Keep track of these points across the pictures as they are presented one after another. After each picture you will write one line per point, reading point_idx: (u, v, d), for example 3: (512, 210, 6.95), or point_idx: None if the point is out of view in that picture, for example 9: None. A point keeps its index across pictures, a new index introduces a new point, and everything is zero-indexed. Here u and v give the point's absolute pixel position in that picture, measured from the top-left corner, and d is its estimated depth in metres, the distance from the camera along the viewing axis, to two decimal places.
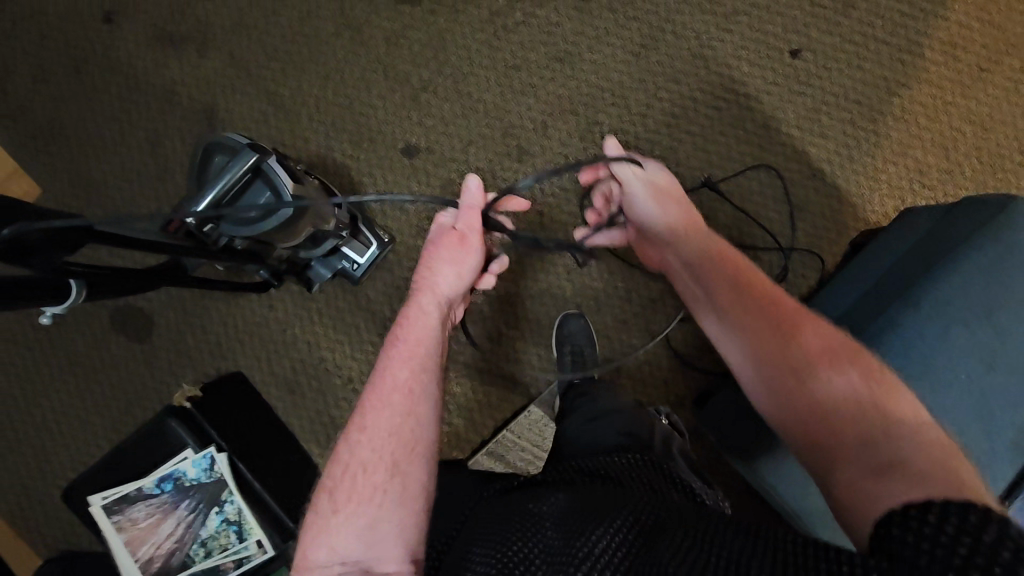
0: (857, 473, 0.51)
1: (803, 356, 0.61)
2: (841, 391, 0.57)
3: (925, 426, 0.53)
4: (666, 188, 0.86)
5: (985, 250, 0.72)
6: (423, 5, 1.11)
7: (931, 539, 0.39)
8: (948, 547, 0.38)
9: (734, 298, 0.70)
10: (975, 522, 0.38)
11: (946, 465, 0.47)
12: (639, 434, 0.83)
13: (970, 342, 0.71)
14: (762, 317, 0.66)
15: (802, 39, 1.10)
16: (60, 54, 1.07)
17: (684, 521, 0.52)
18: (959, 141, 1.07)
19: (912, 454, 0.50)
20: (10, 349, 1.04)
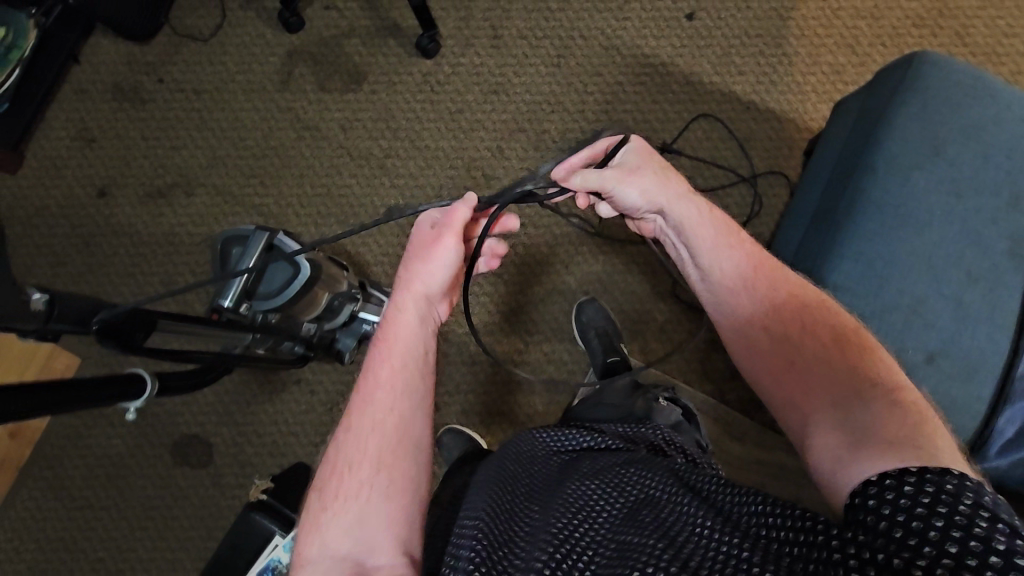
0: (832, 437, 0.52)
1: (788, 323, 0.62)
2: (823, 356, 0.58)
3: (902, 390, 0.54)
4: (659, 158, 0.70)
5: (911, 102, 0.84)
6: (363, 86, 1.22)
7: (921, 534, 0.40)
8: (937, 543, 0.40)
9: (727, 271, 0.66)
10: (964, 510, 0.40)
11: (921, 433, 0.48)
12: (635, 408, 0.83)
13: (932, 181, 0.81)
14: (751, 289, 0.65)
15: (692, 3, 1.21)
16: (70, 237, 1.19)
17: (681, 492, 0.53)
18: (859, 36, 1.19)
19: (885, 418, 0.51)
20: (90, 514, 1.11)
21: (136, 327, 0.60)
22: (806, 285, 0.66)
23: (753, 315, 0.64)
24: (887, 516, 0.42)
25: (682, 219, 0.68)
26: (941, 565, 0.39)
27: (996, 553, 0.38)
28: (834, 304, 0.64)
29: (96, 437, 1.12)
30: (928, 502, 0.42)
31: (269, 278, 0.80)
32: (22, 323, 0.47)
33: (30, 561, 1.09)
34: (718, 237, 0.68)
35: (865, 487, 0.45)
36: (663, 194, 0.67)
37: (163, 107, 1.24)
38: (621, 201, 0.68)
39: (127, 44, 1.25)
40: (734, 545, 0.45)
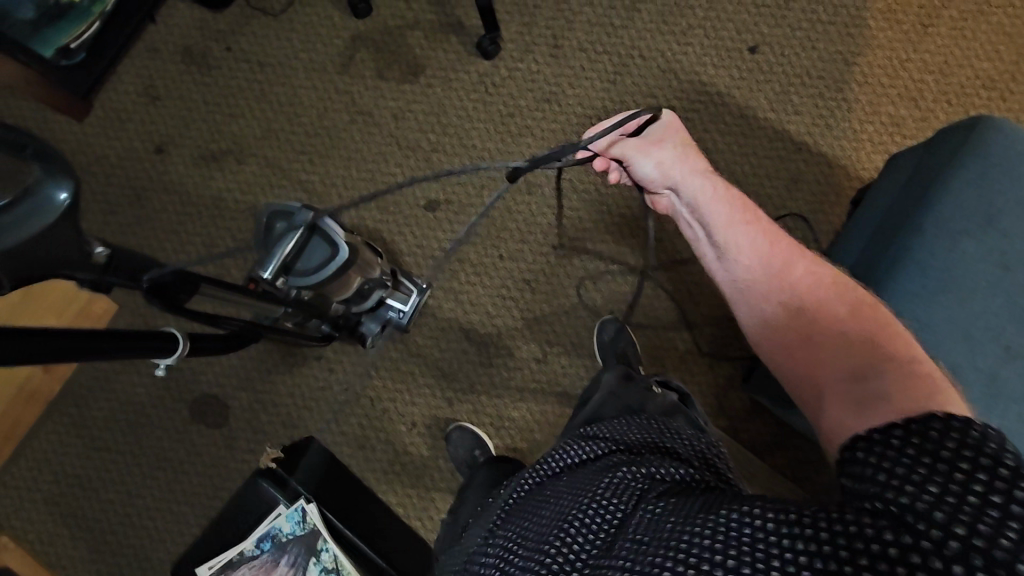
0: (839, 411, 0.51)
1: (800, 298, 0.61)
2: (835, 328, 0.57)
3: (918, 361, 0.52)
4: (689, 137, 0.74)
5: (968, 166, 0.82)
6: (420, 79, 1.24)
7: (902, 477, 0.36)
8: (918, 484, 0.36)
9: (740, 245, 0.66)
10: (948, 454, 0.37)
11: (929, 397, 0.46)
12: (631, 404, 0.82)
13: (979, 249, 0.80)
14: (764, 262, 0.64)
15: (757, 37, 1.20)
16: (125, 189, 1.24)
17: (657, 491, 0.47)
18: (924, 91, 1.17)
19: (897, 385, 0.49)
20: (106, 455, 1.15)
21: (174, 286, 0.62)
22: (823, 263, 0.64)
23: (767, 290, 0.63)
24: (873, 464, 0.38)
25: (696, 193, 0.70)
26: (924, 505, 0.35)
27: (974, 493, 0.35)
28: (853, 282, 0.62)
29: (122, 382, 1.17)
30: (914, 452, 0.38)
31: (307, 255, 0.82)
32: (81, 273, 0.49)
33: (46, 491, 1.14)
34: (733, 212, 0.68)
35: (855, 441, 0.41)
36: (677, 166, 0.72)
37: (227, 75, 1.28)
38: (639, 170, 0.73)
39: (200, 10, 1.29)
40: (704, 548, 0.39)
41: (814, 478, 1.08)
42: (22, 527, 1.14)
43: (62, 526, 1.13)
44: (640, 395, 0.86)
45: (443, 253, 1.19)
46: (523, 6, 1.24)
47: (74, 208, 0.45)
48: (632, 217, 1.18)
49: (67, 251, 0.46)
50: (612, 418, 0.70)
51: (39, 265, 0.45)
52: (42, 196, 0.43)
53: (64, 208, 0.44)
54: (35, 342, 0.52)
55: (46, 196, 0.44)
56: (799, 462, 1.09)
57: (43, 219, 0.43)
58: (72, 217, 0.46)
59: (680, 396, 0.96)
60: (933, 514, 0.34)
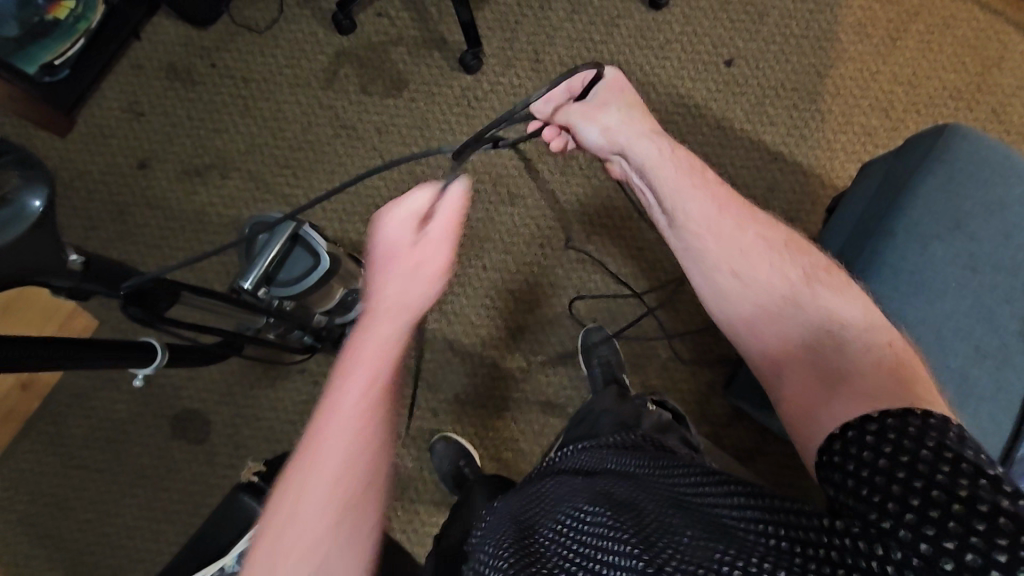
0: (803, 388, 0.53)
1: (755, 266, 0.61)
2: (793, 296, 0.58)
3: (876, 330, 0.55)
4: (637, 97, 0.71)
5: (935, 172, 0.84)
6: (403, 94, 1.26)
7: (883, 490, 0.37)
8: (900, 499, 0.36)
9: (691, 211, 0.64)
10: (926, 455, 0.38)
11: (898, 385, 0.48)
12: (628, 420, 0.82)
13: (949, 252, 0.81)
14: (717, 229, 0.63)
15: (732, 51, 1.24)
16: (107, 204, 1.24)
17: (664, 503, 0.47)
18: (895, 102, 1.20)
19: (861, 360, 0.52)
20: (84, 473, 1.13)
21: (153, 292, 0.62)
22: (775, 225, 0.64)
23: (720, 258, 0.62)
24: (853, 473, 0.40)
25: (645, 158, 0.68)
26: (904, 526, 0.35)
27: (958, 501, 0.34)
28: (806, 245, 0.64)
29: (100, 399, 1.15)
30: (889, 454, 0.39)
31: (289, 266, 0.83)
32: (56, 280, 0.49)
33: (21, 512, 1.12)
34: (682, 177, 0.66)
35: (831, 444, 0.43)
36: (625, 131, 0.69)
37: (211, 91, 1.28)
38: (586, 138, 0.71)
39: (185, 27, 1.30)
40: (717, 551, 0.38)
41: (797, 483, 1.09)
42: None
43: (38, 547, 1.11)
44: (635, 411, 0.87)
45: None
46: (505, 22, 1.26)
47: (49, 214, 0.45)
48: (613, 227, 1.19)
49: (41, 258, 0.46)
50: (610, 434, 0.72)
51: (12, 270, 0.45)
52: (15, 205, 0.43)
53: (37, 216, 0.44)
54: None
55: (20, 205, 0.44)
56: (783, 469, 1.09)
57: (15, 228, 0.43)
58: (47, 226, 0.45)
59: (675, 415, 0.97)
60: (919, 542, 0.34)
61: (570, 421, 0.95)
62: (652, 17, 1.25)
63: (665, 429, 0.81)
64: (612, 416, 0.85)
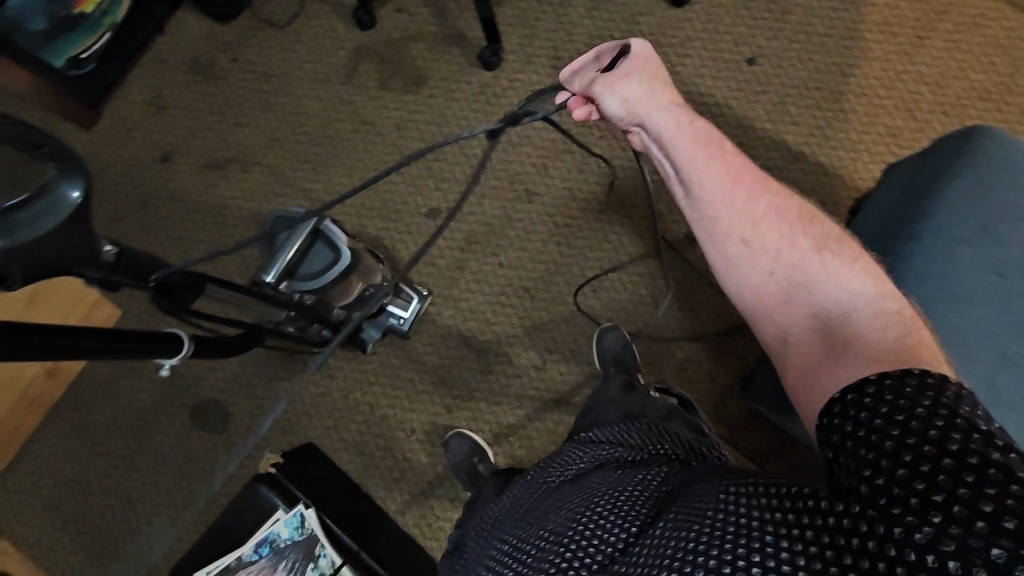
0: (809, 357, 0.53)
1: (767, 237, 0.58)
2: (804, 267, 0.56)
3: (885, 298, 0.55)
4: (662, 67, 0.65)
5: (964, 175, 0.83)
6: (422, 90, 1.26)
7: (877, 448, 0.36)
8: (892, 456, 0.35)
9: (706, 182, 0.60)
10: (921, 413, 0.37)
11: (904, 356, 0.47)
12: (636, 410, 0.81)
13: (975, 257, 0.80)
14: (731, 202, 0.59)
15: (754, 49, 1.22)
16: (131, 196, 1.26)
17: (648, 499, 0.47)
18: (921, 102, 1.18)
19: (869, 328, 0.52)
20: (106, 460, 1.16)
21: (179, 284, 0.63)
22: (790, 196, 0.61)
23: (732, 229, 0.59)
24: (850, 434, 0.39)
25: (664, 130, 0.62)
26: (897, 483, 0.34)
27: (949, 455, 0.34)
28: (818, 214, 0.61)
29: (123, 387, 1.17)
30: (886, 413, 0.38)
31: (310, 260, 0.84)
32: (90, 271, 0.50)
33: (45, 495, 1.15)
34: (700, 148, 0.61)
35: (830, 406, 0.42)
36: (646, 102, 0.63)
37: (232, 85, 1.30)
38: (606, 108, 0.65)
39: (207, 22, 1.31)
40: (689, 542, 0.38)
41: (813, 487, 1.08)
42: (22, 532, 1.14)
43: (61, 531, 1.14)
44: (641, 401, 0.86)
45: (443, 260, 1.20)
46: (525, 18, 1.26)
47: (86, 207, 0.46)
48: (631, 225, 1.19)
49: (78, 249, 0.47)
50: (616, 424, 0.71)
51: (49, 260, 0.46)
52: (55, 194, 0.44)
53: (76, 207, 0.45)
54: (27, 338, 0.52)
55: (60, 194, 0.45)
56: (799, 471, 1.09)
57: (56, 216, 0.44)
58: (85, 216, 0.47)
59: (681, 401, 0.97)
60: (909, 497, 0.33)
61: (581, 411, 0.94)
62: (673, 14, 1.24)
63: (672, 416, 0.80)
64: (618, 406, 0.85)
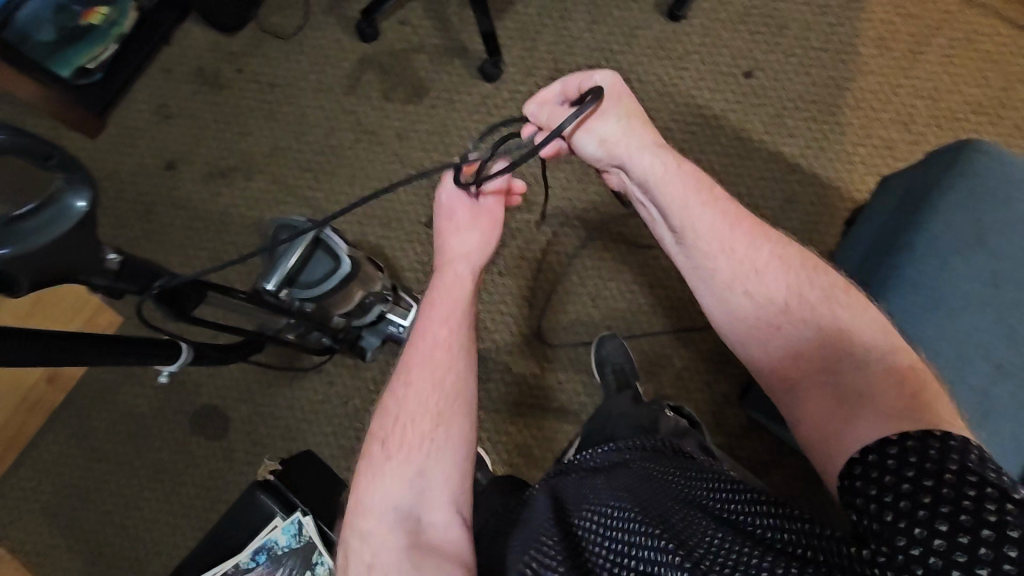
0: (817, 410, 0.54)
1: (770, 288, 0.59)
2: (810, 316, 0.57)
3: (897, 348, 0.55)
4: (635, 101, 0.65)
5: (957, 188, 0.84)
6: (424, 100, 1.28)
7: (911, 515, 0.39)
8: (928, 524, 0.38)
9: (701, 230, 0.62)
10: (950, 479, 0.40)
11: (918, 407, 0.48)
12: (643, 424, 0.82)
13: (969, 269, 0.81)
14: (728, 252, 0.61)
15: (751, 62, 1.24)
16: (135, 203, 1.27)
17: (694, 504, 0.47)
18: (916, 116, 1.20)
19: (879, 383, 0.52)
20: (105, 466, 1.16)
21: (182, 291, 0.64)
22: (788, 242, 0.62)
23: (735, 279, 0.60)
24: (876, 497, 0.42)
25: (646, 174, 0.64)
26: (935, 551, 0.37)
27: (988, 526, 0.36)
28: (822, 261, 0.61)
29: (124, 393, 1.18)
30: (913, 478, 0.41)
31: (310, 269, 0.85)
32: (93, 278, 0.51)
33: (44, 501, 1.15)
34: (690, 195, 0.63)
35: (852, 468, 0.45)
36: (624, 143, 0.64)
37: (237, 95, 1.32)
38: (582, 149, 0.65)
39: (213, 33, 1.34)
40: (751, 555, 0.40)
41: (812, 497, 1.08)
42: (19, 538, 1.14)
43: (60, 536, 1.14)
44: (652, 416, 0.87)
45: None
46: (526, 31, 1.28)
47: (91, 216, 0.47)
48: (629, 234, 1.20)
49: (81, 256, 0.48)
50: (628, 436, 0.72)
51: (53, 268, 0.46)
52: (60, 204, 0.45)
53: (81, 216, 0.46)
54: (27, 345, 0.52)
55: (65, 204, 0.45)
56: (797, 481, 1.09)
57: (61, 226, 0.45)
58: (89, 225, 0.47)
59: (692, 423, 0.96)
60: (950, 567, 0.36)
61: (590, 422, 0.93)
62: (671, 28, 1.26)
63: (680, 432, 0.82)
64: (628, 421, 0.86)
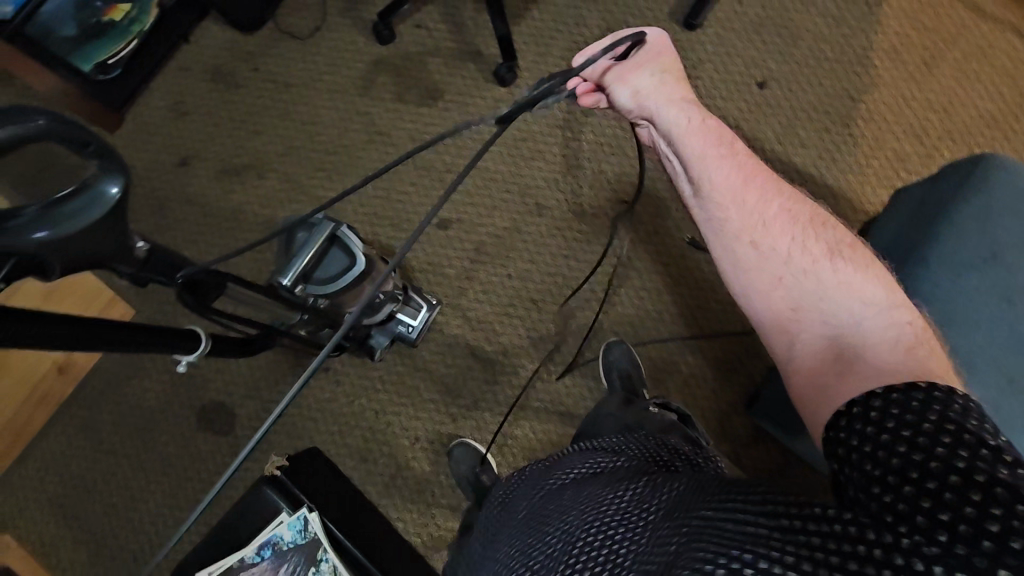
0: (814, 365, 0.53)
1: (779, 239, 0.59)
2: (816, 269, 0.57)
3: (898, 309, 0.55)
4: (676, 58, 0.68)
5: (972, 202, 0.83)
6: (437, 103, 1.29)
7: (883, 465, 0.38)
8: (899, 473, 0.37)
9: (717, 179, 0.62)
10: (928, 428, 0.38)
11: (915, 363, 0.47)
12: (643, 422, 0.80)
13: (984, 284, 0.81)
14: (740, 203, 0.61)
15: (764, 72, 1.24)
16: (149, 198, 1.29)
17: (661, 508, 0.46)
18: (929, 129, 1.20)
19: (877, 341, 0.51)
20: (112, 458, 1.17)
21: (206, 280, 0.65)
22: (802, 201, 0.62)
23: (745, 229, 0.60)
24: (856, 448, 0.41)
25: (672, 125, 0.65)
26: (903, 499, 0.35)
27: (956, 472, 0.35)
28: (833, 220, 0.62)
29: (132, 386, 1.19)
30: (892, 429, 0.40)
31: (325, 266, 0.86)
32: (123, 265, 0.53)
33: (50, 492, 1.16)
34: (710, 146, 0.63)
35: (837, 421, 0.44)
36: (656, 95, 0.65)
37: (252, 94, 1.33)
38: (615, 98, 0.67)
39: (230, 32, 1.35)
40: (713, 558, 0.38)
41: None
42: (25, 527, 1.15)
43: (64, 528, 1.15)
44: (639, 415, 0.85)
45: (453, 271, 1.21)
46: (540, 37, 1.28)
47: (123, 203, 0.48)
48: (638, 240, 1.20)
49: (112, 244, 0.50)
50: (619, 435, 0.71)
51: (88, 254, 0.48)
52: (95, 190, 0.46)
53: (114, 203, 0.47)
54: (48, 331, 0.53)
55: (99, 190, 0.46)
56: None
57: (95, 212, 0.46)
58: (122, 211, 0.48)
59: (681, 415, 0.96)
60: (916, 515, 0.34)
61: (593, 414, 0.94)
62: (686, 36, 1.26)
63: (674, 427, 0.80)
64: (615, 419, 0.86)
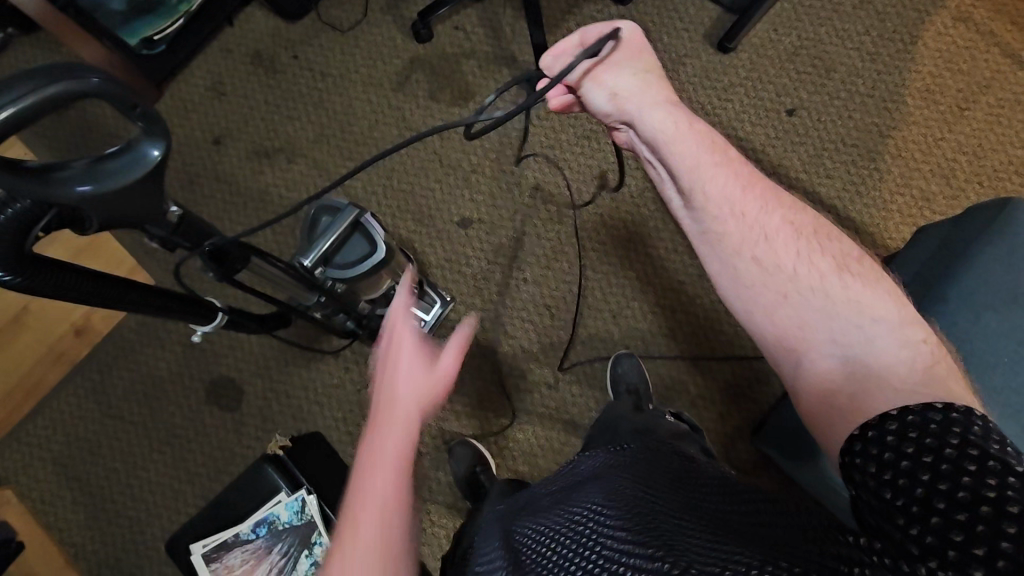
0: (826, 386, 0.54)
1: (781, 253, 0.58)
2: (823, 284, 0.56)
3: (909, 324, 0.55)
4: (652, 57, 0.66)
5: (995, 244, 0.83)
6: (468, 104, 1.31)
7: (908, 495, 0.41)
8: (927, 503, 0.40)
9: (712, 193, 0.60)
10: (951, 455, 0.41)
11: (932, 388, 0.49)
12: (649, 427, 0.79)
13: (1005, 327, 0.80)
14: (738, 214, 0.60)
15: (795, 100, 1.25)
16: (180, 172, 1.31)
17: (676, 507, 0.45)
18: (957, 170, 1.19)
19: (890, 363, 0.52)
20: (118, 424, 1.18)
21: (234, 253, 0.68)
22: (802, 210, 0.61)
23: (744, 244, 0.59)
24: (874, 474, 0.44)
25: (655, 131, 0.63)
26: (932, 532, 0.38)
27: (987, 503, 0.38)
28: (836, 230, 0.61)
29: (145, 355, 1.20)
30: (912, 455, 0.43)
31: (347, 250, 0.86)
32: (154, 227, 0.54)
33: (54, 452, 1.17)
34: (700, 153, 0.61)
35: (852, 444, 0.47)
36: (636, 99, 0.63)
37: (289, 80, 1.36)
38: (591, 102, 0.66)
39: (273, 19, 1.38)
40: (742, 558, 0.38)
41: None
42: (26, 484, 1.16)
43: (65, 488, 1.16)
44: (650, 419, 0.85)
45: (469, 270, 1.22)
46: None
47: (163, 166, 0.49)
48: (656, 256, 1.20)
49: (147, 207, 0.51)
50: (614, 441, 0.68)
51: (123, 213, 0.50)
52: (139, 151, 0.47)
53: (153, 166, 0.48)
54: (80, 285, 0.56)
55: (140, 151, 0.48)
56: None
57: (134, 173, 0.47)
58: (160, 176, 0.49)
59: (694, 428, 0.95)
60: (947, 549, 0.37)
61: (598, 419, 0.94)
62: (719, 59, 1.27)
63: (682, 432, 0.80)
64: (625, 421, 0.85)
